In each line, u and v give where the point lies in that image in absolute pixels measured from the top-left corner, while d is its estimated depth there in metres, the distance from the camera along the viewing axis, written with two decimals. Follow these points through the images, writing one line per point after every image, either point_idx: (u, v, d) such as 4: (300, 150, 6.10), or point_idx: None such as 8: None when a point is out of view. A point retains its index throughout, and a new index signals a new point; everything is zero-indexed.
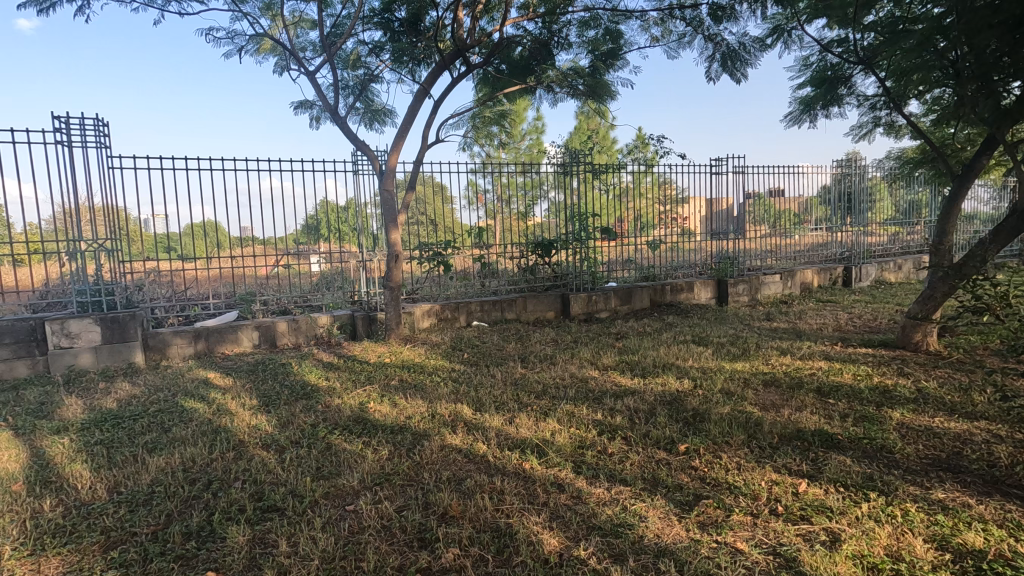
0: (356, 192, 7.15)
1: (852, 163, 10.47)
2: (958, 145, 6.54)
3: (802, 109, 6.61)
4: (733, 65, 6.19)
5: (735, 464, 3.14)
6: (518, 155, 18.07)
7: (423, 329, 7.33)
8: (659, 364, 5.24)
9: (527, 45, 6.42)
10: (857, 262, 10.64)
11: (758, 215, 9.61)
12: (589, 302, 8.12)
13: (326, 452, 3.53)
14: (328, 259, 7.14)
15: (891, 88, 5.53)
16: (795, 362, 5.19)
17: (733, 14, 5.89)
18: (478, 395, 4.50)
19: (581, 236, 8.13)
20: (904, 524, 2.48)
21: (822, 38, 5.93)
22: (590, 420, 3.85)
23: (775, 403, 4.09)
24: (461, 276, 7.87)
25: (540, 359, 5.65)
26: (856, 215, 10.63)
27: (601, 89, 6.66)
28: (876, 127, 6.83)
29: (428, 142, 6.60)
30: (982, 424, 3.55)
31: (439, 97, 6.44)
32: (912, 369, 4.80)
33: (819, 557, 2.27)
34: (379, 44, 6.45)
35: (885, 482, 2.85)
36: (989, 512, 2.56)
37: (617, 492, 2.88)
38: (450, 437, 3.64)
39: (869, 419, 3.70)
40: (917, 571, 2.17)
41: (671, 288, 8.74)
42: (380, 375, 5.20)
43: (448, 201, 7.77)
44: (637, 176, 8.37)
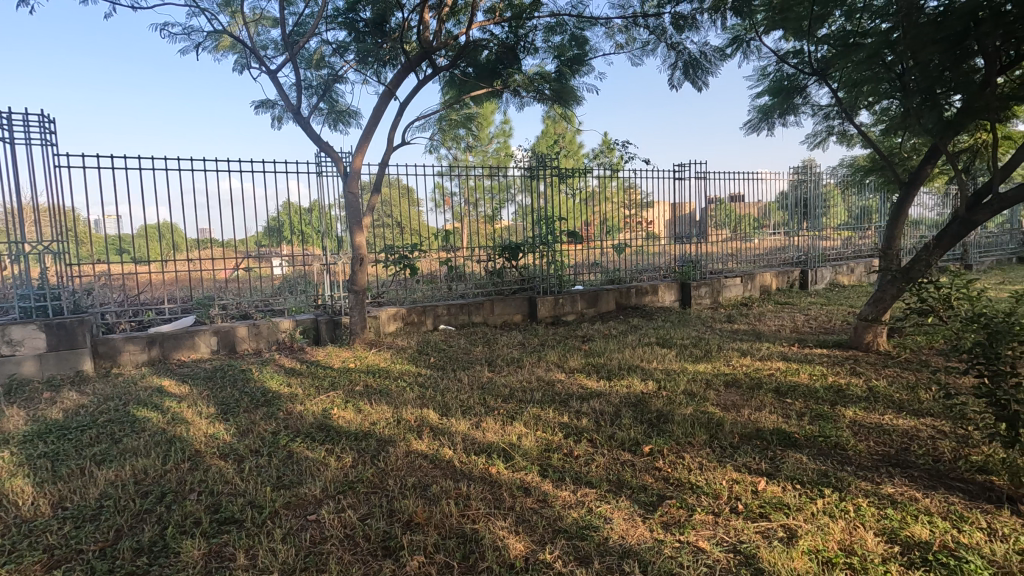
0: (320, 194, 7.03)
1: (808, 170, 10.86)
2: (905, 154, 6.85)
3: (760, 117, 6.81)
4: (695, 73, 6.34)
5: (698, 464, 3.20)
6: (485, 157, 18.07)
7: (389, 333, 7.24)
8: (625, 366, 5.31)
9: (494, 48, 6.44)
10: (813, 266, 11.07)
11: (719, 220, 9.88)
12: (555, 305, 8.17)
13: (287, 461, 3.44)
14: (290, 262, 6.97)
15: (843, 99, 5.76)
16: (755, 363, 5.34)
17: (694, 23, 6.04)
18: (445, 399, 4.47)
19: (547, 240, 8.18)
20: (856, 519, 2.58)
21: (779, 49, 6.13)
22: (556, 423, 3.87)
23: (735, 403, 4.20)
24: (428, 279, 7.81)
25: (507, 363, 5.65)
26: (811, 220, 11.03)
27: (567, 95, 6.71)
28: (830, 136, 7.10)
29: (393, 144, 6.54)
30: (927, 421, 3.72)
31: (405, 99, 6.38)
32: (864, 369, 4.99)
33: (777, 553, 2.33)
34: (343, 44, 6.35)
35: (839, 478, 2.95)
36: (934, 505, 2.68)
37: (583, 494, 2.90)
38: (416, 443, 3.60)
39: (823, 418, 3.84)
40: (869, 564, 2.26)
41: (636, 290, 8.86)
42: (344, 381, 5.11)
43: (414, 203, 7.69)
44: (603, 180, 8.49)
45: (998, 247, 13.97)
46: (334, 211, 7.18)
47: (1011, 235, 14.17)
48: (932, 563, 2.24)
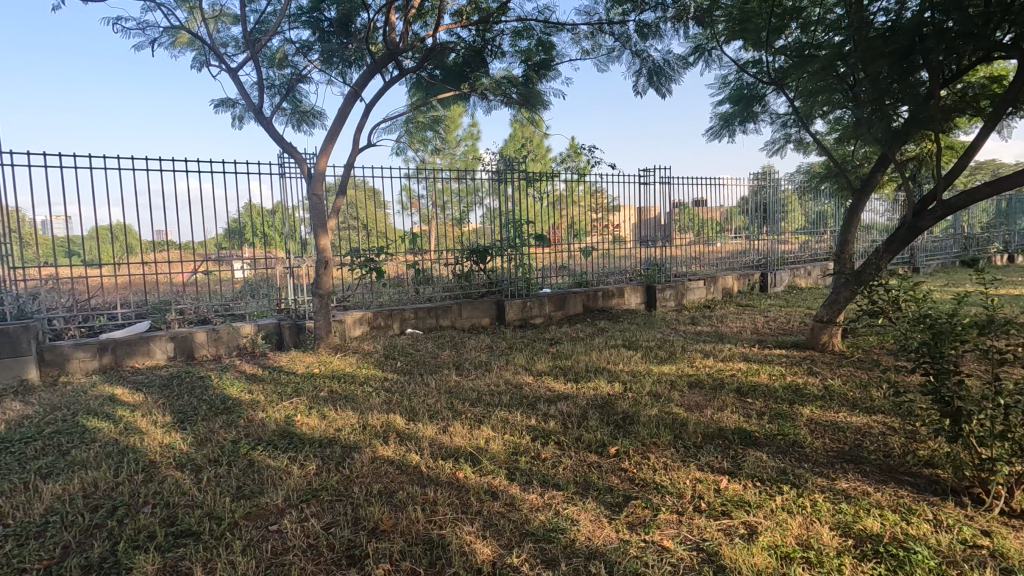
0: (284, 196, 6.88)
1: (767, 176, 11.21)
2: (857, 162, 7.15)
3: (721, 124, 7.00)
4: (659, 80, 6.48)
5: (662, 464, 3.26)
6: (453, 160, 18.02)
7: (355, 338, 7.12)
8: (591, 368, 5.36)
9: (461, 51, 6.44)
10: (772, 269, 11.47)
11: (683, 224, 10.10)
12: (523, 308, 8.19)
13: (248, 470, 3.35)
14: (252, 265, 6.79)
15: (799, 108, 5.97)
16: (717, 364, 5.47)
17: (658, 31, 6.17)
18: (412, 404, 4.42)
19: (515, 243, 8.19)
20: (813, 514, 2.67)
21: (739, 59, 6.31)
22: (524, 426, 3.88)
23: (699, 404, 4.29)
24: (395, 282, 7.72)
25: (475, 366, 5.64)
26: (771, 224, 11.39)
27: (534, 99, 6.73)
28: (787, 144, 7.34)
29: (359, 146, 6.45)
30: (878, 417, 3.88)
31: (371, 100, 6.30)
32: (820, 368, 5.18)
33: (738, 549, 2.39)
34: (307, 43, 6.24)
35: (797, 475, 3.05)
36: (885, 499, 2.80)
37: (550, 497, 2.91)
38: (382, 448, 3.55)
39: (782, 416, 3.96)
40: (825, 557, 2.33)
41: (603, 293, 8.97)
42: (308, 387, 4.99)
43: (382, 205, 7.65)
44: (570, 184, 8.57)
45: (943, 251, 14.70)
46: (299, 214, 7.05)
47: (955, 240, 14.95)
48: (883, 555, 2.33)
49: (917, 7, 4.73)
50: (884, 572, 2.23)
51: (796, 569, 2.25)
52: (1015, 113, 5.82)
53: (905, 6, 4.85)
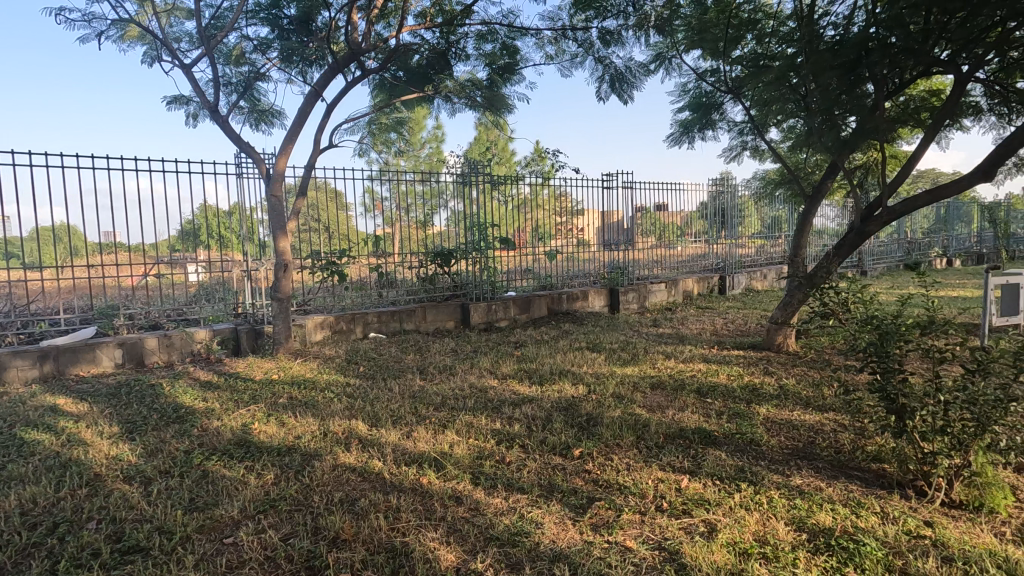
0: (241, 197, 6.69)
1: (726, 181, 11.51)
2: (809, 169, 7.44)
3: (681, 131, 7.16)
4: (621, 86, 6.58)
5: (626, 464, 3.30)
6: (417, 162, 17.91)
7: (316, 342, 6.96)
8: (556, 371, 5.39)
9: (424, 53, 6.39)
10: (730, 272, 11.79)
11: (645, 228, 10.29)
12: (488, 311, 8.17)
13: (201, 481, 3.22)
14: (206, 268, 6.56)
15: (754, 116, 6.17)
16: (678, 365, 5.59)
17: (620, 39, 6.27)
18: (376, 410, 4.35)
19: (480, 246, 8.17)
20: (769, 510, 2.75)
21: (698, 67, 6.47)
22: (488, 430, 3.86)
23: (660, 404, 4.37)
24: (357, 285, 7.61)
25: (439, 370, 5.59)
26: (729, 229, 11.72)
27: (498, 102, 6.73)
28: (744, 151, 7.57)
29: (320, 147, 6.31)
30: (829, 415, 4.04)
31: (332, 100, 6.19)
32: (776, 368, 5.35)
33: (699, 547, 2.43)
34: (265, 41, 6.08)
35: (754, 473, 3.14)
36: (836, 493, 2.91)
37: (514, 500, 2.91)
38: (344, 455, 3.48)
39: (740, 416, 4.06)
40: (780, 552, 2.40)
41: (567, 296, 9.04)
42: (266, 393, 4.85)
43: (344, 207, 7.51)
44: (535, 187, 8.63)
45: (888, 255, 15.46)
46: (257, 215, 6.86)
47: (899, 244, 15.74)
48: (835, 548, 2.41)
49: (864, 23, 4.96)
50: (835, 564, 2.31)
51: (753, 564, 2.31)
52: (953, 125, 6.17)
53: (852, 21, 5.11)
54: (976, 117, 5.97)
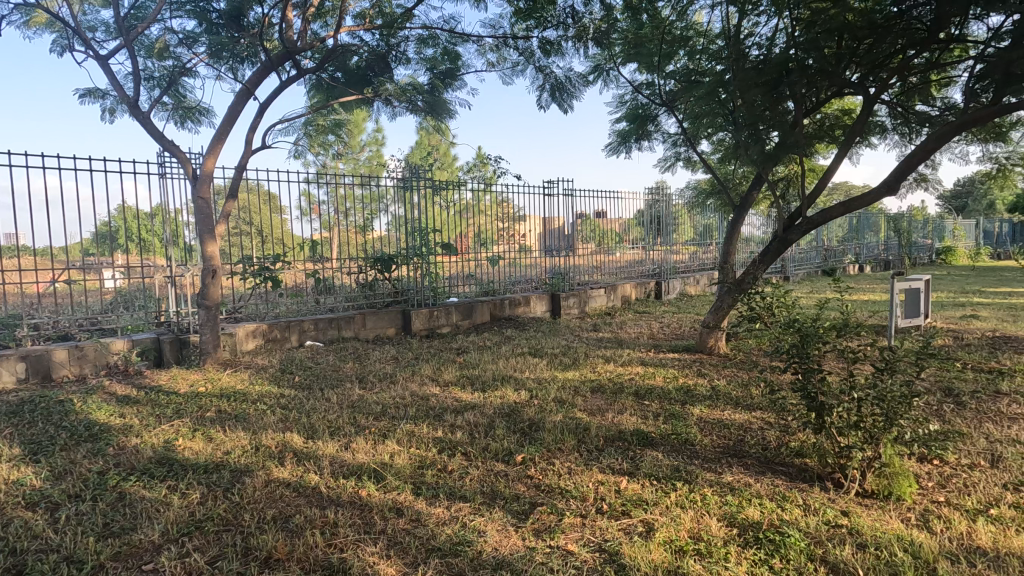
0: (164, 198, 6.30)
1: (661, 190, 11.96)
2: (737, 180, 7.86)
3: (619, 141, 7.37)
4: (561, 96, 6.71)
5: (567, 469, 3.33)
6: (357, 165, 17.57)
7: (247, 352, 6.63)
8: (498, 377, 5.40)
9: (363, 55, 6.27)
10: (666, 277, 12.23)
11: (586, 234, 10.50)
12: (430, 317, 8.08)
13: (117, 504, 2.98)
14: (124, 274, 6.12)
15: (687, 129, 6.45)
16: (617, 368, 5.73)
17: (559, 49, 6.38)
18: (312, 421, 4.19)
19: (421, 251, 8.06)
20: (702, 507, 2.86)
21: (634, 80, 6.68)
22: (430, 438, 3.81)
23: (600, 408, 4.46)
24: (293, 292, 7.35)
25: (380, 379, 5.46)
26: (664, 236, 12.16)
27: (439, 107, 6.67)
28: (678, 162, 7.89)
29: (252, 147, 6.04)
30: (756, 413, 4.26)
31: (265, 100, 5.95)
32: (708, 370, 5.59)
33: (637, 547, 2.49)
34: (192, 35, 5.76)
35: (688, 472, 3.25)
36: (763, 489, 3.06)
37: (456, 509, 2.88)
38: (277, 470, 3.33)
39: (676, 417, 4.21)
40: (713, 548, 2.50)
41: (510, 302, 9.09)
42: (192, 407, 4.57)
43: (278, 211, 7.24)
44: (477, 193, 8.63)
45: (808, 262, 16.57)
46: (182, 217, 6.49)
47: (817, 252, 16.90)
48: (762, 541, 2.54)
49: (784, 44, 5.31)
50: (762, 556, 2.43)
51: (689, 562, 2.39)
52: (863, 142, 6.68)
53: (774, 42, 5.47)
54: (882, 136, 6.50)
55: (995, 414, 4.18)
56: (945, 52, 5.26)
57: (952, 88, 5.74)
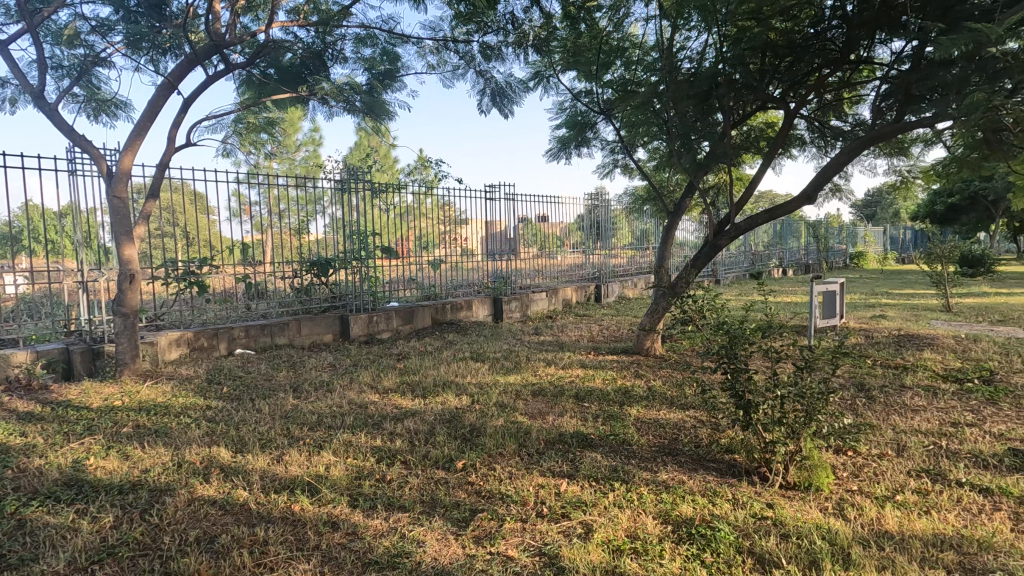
0: (75, 196, 5.82)
1: (600, 196, 12.24)
2: (671, 187, 8.16)
3: (559, 147, 7.47)
4: (501, 101, 6.74)
5: (508, 473, 3.34)
6: (292, 166, 16.99)
7: (171, 362, 6.22)
8: (440, 383, 5.33)
9: (297, 52, 6.08)
10: (605, 281, 12.54)
11: (527, 239, 10.58)
12: (369, 322, 7.89)
13: (15, 534, 2.71)
14: (28, 279, 5.60)
15: (624, 138, 6.63)
16: (558, 371, 5.80)
17: (500, 54, 6.41)
18: (240, 434, 3.98)
19: (360, 255, 7.88)
20: (638, 506, 2.93)
21: (573, 88, 6.80)
22: (368, 447, 3.70)
23: (541, 411, 4.49)
24: (221, 298, 6.97)
25: (316, 388, 5.27)
26: (604, 240, 12.45)
27: (378, 109, 6.46)
28: (615, 168, 8.10)
29: (176, 145, 5.70)
30: (689, 412, 4.42)
31: (190, 95, 5.63)
32: (645, 371, 5.77)
33: (577, 549, 2.52)
34: (107, 22, 5.37)
35: (626, 472, 3.33)
36: (696, 485, 3.18)
37: (395, 520, 2.81)
38: (202, 488, 3.14)
39: (614, 418, 4.31)
40: (648, 546, 2.56)
41: (451, 306, 9.02)
42: (106, 423, 4.23)
43: (206, 211, 6.85)
44: (418, 196, 8.52)
45: (737, 266, 17.46)
46: (97, 217, 6.03)
47: (745, 256, 17.85)
48: (695, 536, 2.63)
49: (713, 59, 5.57)
50: (695, 551, 2.51)
51: (626, 561, 2.43)
52: (785, 154, 7.09)
53: (704, 57, 5.73)
54: (802, 148, 6.92)
55: (901, 406, 4.54)
56: (855, 72, 5.69)
57: (862, 106, 6.21)
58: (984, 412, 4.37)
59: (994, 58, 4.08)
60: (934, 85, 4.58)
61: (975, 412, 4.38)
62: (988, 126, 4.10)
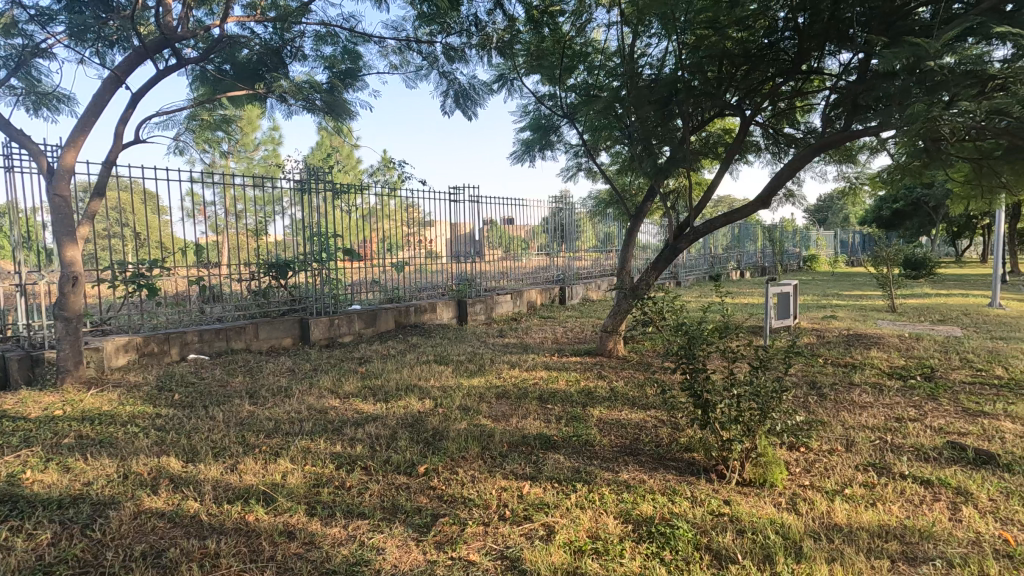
0: (12, 194, 5.50)
1: (564, 199, 12.33)
2: (633, 191, 8.30)
3: (523, 150, 7.48)
4: (465, 103, 6.72)
5: (470, 477, 3.31)
6: (250, 165, 16.49)
7: (118, 368, 5.94)
8: (402, 387, 5.25)
9: (254, 48, 5.91)
10: (569, 283, 12.64)
11: (492, 241, 10.55)
12: (330, 326, 7.73)
13: None
14: None
15: (586, 141, 6.71)
16: (521, 373, 5.81)
17: (463, 56, 6.39)
18: (192, 443, 3.82)
19: (321, 257, 7.72)
20: (600, 506, 2.95)
21: (537, 92, 6.83)
22: (327, 454, 3.62)
23: (505, 414, 4.48)
24: (173, 301, 6.70)
25: (273, 393, 5.11)
26: (568, 243, 12.55)
27: (339, 108, 6.30)
28: (579, 172, 8.17)
29: (124, 141, 5.46)
30: (650, 412, 4.49)
31: (139, 90, 5.40)
32: (607, 372, 5.84)
33: (538, 551, 2.52)
34: (47, 11, 5.09)
35: (588, 473, 3.35)
36: (656, 484, 3.23)
37: (354, 528, 2.75)
38: (149, 500, 3.00)
39: (577, 419, 4.34)
40: (609, 546, 2.58)
41: (415, 309, 8.93)
42: (46, 433, 4.00)
43: (158, 211, 6.57)
44: (382, 198, 8.40)
45: (696, 268, 17.91)
46: (37, 217, 5.71)
47: (704, 258, 18.32)
48: (655, 535, 2.66)
49: (673, 66, 5.70)
50: (654, 550, 2.54)
51: (587, 561, 2.45)
52: (742, 159, 7.29)
53: (664, 64, 5.86)
54: (757, 154, 7.14)
55: (850, 403, 4.73)
56: (806, 82, 5.91)
57: (813, 115, 6.46)
58: (926, 408, 4.59)
59: (933, 71, 4.24)
60: (878, 96, 4.82)
61: (917, 407, 4.60)
62: (927, 135, 4.33)
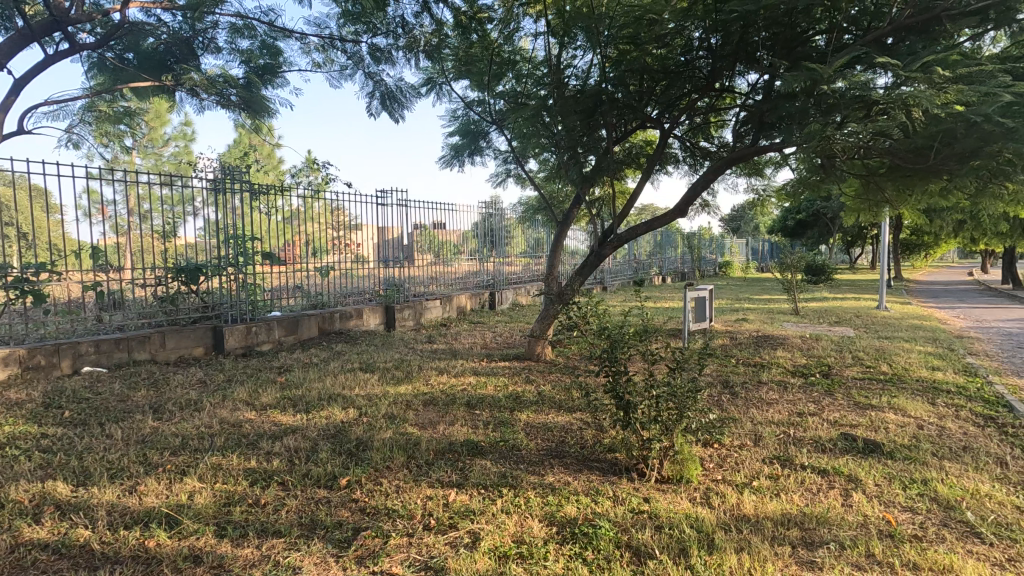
0: None
1: (494, 204, 12.39)
2: (560, 198, 8.48)
3: (452, 155, 7.43)
4: (391, 104, 6.59)
5: (394, 487, 3.23)
6: (160, 162, 15.42)
7: None
8: (324, 396, 5.05)
9: (161, 37, 5.51)
10: (499, 288, 12.70)
11: (422, 245, 10.41)
12: (247, 334, 7.31)
13: None
14: None
15: (515, 148, 6.78)
16: (449, 379, 5.76)
17: (390, 57, 6.28)
18: (83, 465, 3.47)
19: (237, 261, 7.27)
20: (525, 510, 2.97)
21: (466, 97, 6.82)
22: (240, 470, 3.41)
23: (431, 421, 4.42)
24: (65, 309, 6.08)
25: (181, 407, 4.76)
26: (498, 248, 12.61)
27: (256, 104, 6.01)
28: (508, 177, 8.23)
29: (3, 131, 4.90)
30: (576, 415, 4.59)
31: (24, 75, 4.88)
32: (535, 376, 5.91)
33: (462, 559, 2.50)
34: None
35: (514, 477, 3.37)
36: (580, 485, 3.29)
37: (269, 547, 2.60)
38: (31, 530, 2.70)
39: (504, 424, 4.35)
40: (534, 549, 2.60)
41: (340, 315, 8.63)
42: None
43: (48, 210, 5.96)
44: (306, 200, 8.08)
45: (621, 275, 18.60)
46: None
47: (629, 264, 19.03)
48: (578, 536, 2.71)
49: (597, 78, 5.88)
50: (577, 551, 2.59)
51: (511, 565, 2.46)
52: (662, 170, 7.62)
53: (589, 75, 6.04)
54: (676, 165, 7.49)
55: (757, 400, 5.06)
56: (719, 99, 6.27)
57: (726, 130, 6.87)
58: (823, 402, 4.99)
59: (828, 94, 4.63)
60: (780, 115, 5.20)
61: (816, 403, 4.99)
62: (822, 153, 4.73)
